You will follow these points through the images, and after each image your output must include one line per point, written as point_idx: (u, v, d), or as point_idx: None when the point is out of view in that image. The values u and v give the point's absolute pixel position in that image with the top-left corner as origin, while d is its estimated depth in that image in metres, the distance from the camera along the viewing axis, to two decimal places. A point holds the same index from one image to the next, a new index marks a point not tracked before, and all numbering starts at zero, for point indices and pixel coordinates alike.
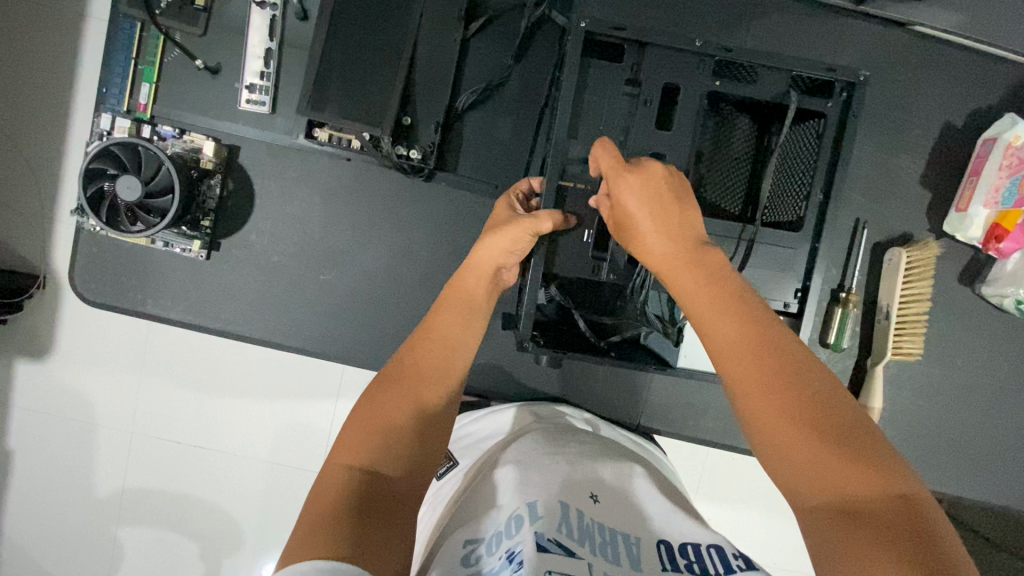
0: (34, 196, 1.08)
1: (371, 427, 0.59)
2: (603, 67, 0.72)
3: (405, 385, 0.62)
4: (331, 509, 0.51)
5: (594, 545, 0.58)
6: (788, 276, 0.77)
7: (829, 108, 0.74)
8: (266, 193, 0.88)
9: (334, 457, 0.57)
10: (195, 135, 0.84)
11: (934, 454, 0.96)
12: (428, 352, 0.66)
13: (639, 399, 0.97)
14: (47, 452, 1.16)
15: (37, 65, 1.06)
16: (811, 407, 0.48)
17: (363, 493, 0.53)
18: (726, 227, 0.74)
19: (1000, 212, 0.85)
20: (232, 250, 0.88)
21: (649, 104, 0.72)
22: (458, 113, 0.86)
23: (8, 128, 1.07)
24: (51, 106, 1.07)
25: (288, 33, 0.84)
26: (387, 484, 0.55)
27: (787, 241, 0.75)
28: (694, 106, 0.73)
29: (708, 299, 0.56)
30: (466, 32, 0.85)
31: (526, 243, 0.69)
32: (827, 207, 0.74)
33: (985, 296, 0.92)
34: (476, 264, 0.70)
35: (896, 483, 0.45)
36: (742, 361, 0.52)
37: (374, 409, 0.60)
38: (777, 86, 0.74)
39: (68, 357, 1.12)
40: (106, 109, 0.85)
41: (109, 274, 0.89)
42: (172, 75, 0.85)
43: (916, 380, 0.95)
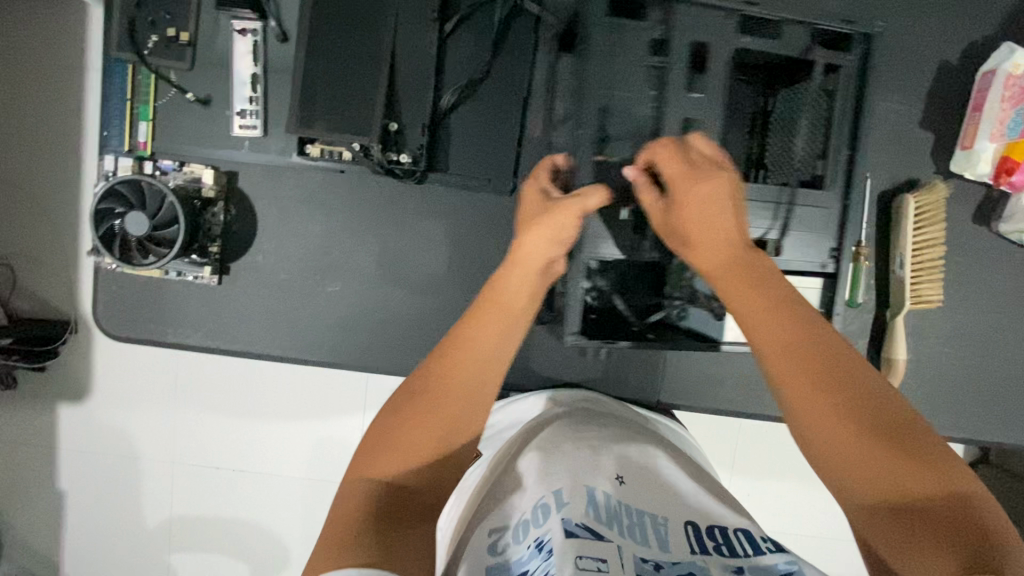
0: (57, 244, 1.13)
1: (397, 452, 0.57)
2: (631, 31, 0.77)
3: (429, 401, 0.59)
4: (358, 519, 0.52)
5: (623, 527, 0.58)
6: (825, 237, 0.81)
7: (847, 59, 0.79)
8: (268, 214, 0.90)
9: (354, 469, 0.57)
10: (194, 165, 0.87)
11: (969, 401, 0.93)
12: (452, 366, 0.61)
13: (656, 374, 0.96)
14: (92, 491, 1.21)
15: (44, 117, 1.11)
16: (869, 410, 0.48)
17: (379, 509, 0.54)
18: (763, 194, 0.77)
19: (1008, 144, 0.83)
20: (241, 272, 0.91)
21: (680, 68, 0.77)
22: (443, 113, 0.87)
23: (25, 180, 1.12)
24: (62, 154, 1.11)
25: (271, 56, 0.87)
26: (406, 499, 0.56)
27: (824, 201, 0.80)
28: (724, 60, 0.78)
29: (757, 300, 0.55)
30: (441, 32, 0.85)
31: (570, 231, 0.69)
32: (852, 162, 0.80)
33: (1004, 233, 0.89)
34: (519, 260, 0.68)
35: (948, 477, 0.46)
36: (796, 365, 0.51)
37: (401, 430, 0.57)
38: (801, 40, 0.79)
39: (101, 396, 1.17)
40: (109, 151, 0.88)
41: (129, 309, 0.92)
42: (166, 111, 0.88)
43: (939, 326, 0.92)
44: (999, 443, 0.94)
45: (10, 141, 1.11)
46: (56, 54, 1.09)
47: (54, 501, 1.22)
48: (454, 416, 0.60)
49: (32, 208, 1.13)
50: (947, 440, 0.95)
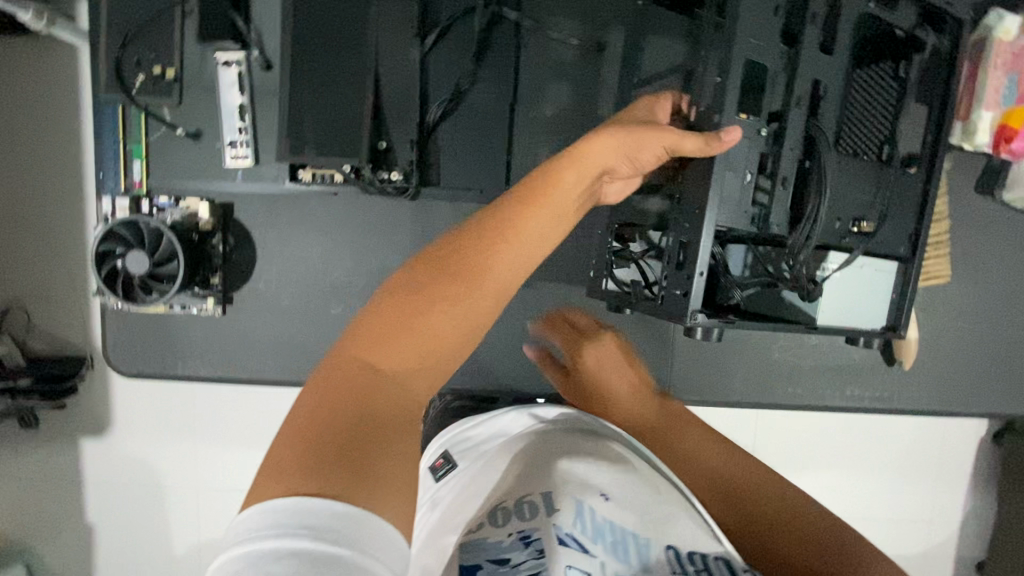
0: (68, 285, 1.16)
1: (413, 331, 0.38)
2: None
3: (459, 283, 0.41)
4: (336, 433, 0.34)
5: (607, 543, 0.50)
6: (917, 221, 0.75)
7: (945, 42, 0.72)
8: (265, 240, 0.91)
9: (342, 355, 0.37)
10: (190, 199, 0.88)
11: (985, 374, 0.92)
12: (510, 257, 0.45)
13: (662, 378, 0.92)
14: (119, 524, 1.23)
15: (46, 161, 1.13)
16: (737, 481, 0.53)
17: (365, 425, 0.35)
18: (877, 178, 0.72)
19: (1004, 112, 0.82)
20: (245, 300, 0.92)
21: (812, 20, 0.64)
22: (431, 127, 0.87)
23: (32, 224, 1.14)
24: (65, 197, 1.13)
25: (256, 84, 0.87)
26: (398, 426, 0.36)
27: (913, 187, 0.75)
28: (849, 32, 0.67)
29: (635, 412, 0.64)
30: (423, 46, 0.85)
31: (651, 157, 0.61)
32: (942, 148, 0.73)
33: (1009, 201, 0.88)
34: (583, 164, 0.54)
35: (818, 527, 0.48)
36: (683, 467, 0.57)
37: (418, 314, 0.39)
38: (912, 15, 0.70)
39: (121, 430, 1.19)
40: (106, 192, 0.89)
41: (137, 346, 0.93)
42: (159, 148, 0.89)
43: (949, 301, 0.90)
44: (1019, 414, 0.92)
45: (12, 187, 1.13)
46: (51, 98, 1.11)
47: (81, 537, 1.24)
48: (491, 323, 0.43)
49: (40, 251, 1.15)
50: (967, 416, 0.93)
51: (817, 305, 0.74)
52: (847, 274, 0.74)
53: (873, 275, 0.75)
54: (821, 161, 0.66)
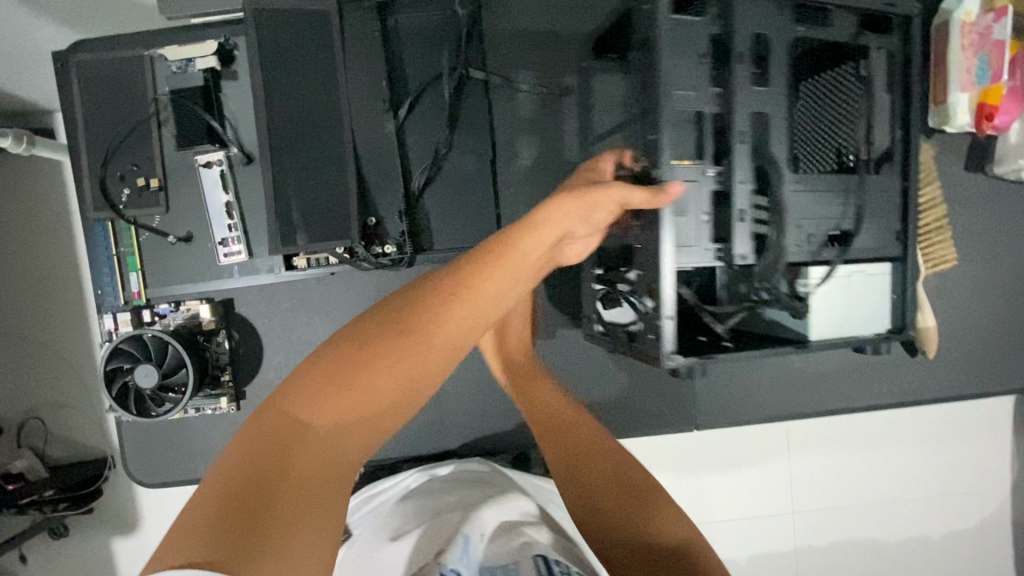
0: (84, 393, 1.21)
1: (360, 398, 0.55)
2: (682, 24, 0.66)
3: (390, 334, 0.59)
4: (234, 479, 0.46)
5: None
6: (891, 218, 0.75)
7: (890, 44, 0.74)
8: (270, 330, 0.91)
9: (287, 394, 0.54)
10: (189, 302, 0.89)
11: (1010, 348, 0.90)
12: (443, 308, 0.62)
13: (688, 403, 0.91)
14: None
15: (53, 278, 1.20)
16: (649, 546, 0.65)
17: (284, 449, 0.49)
18: (836, 183, 0.74)
19: (981, 91, 0.82)
20: (258, 393, 0.91)
21: (744, 58, 0.68)
22: (417, 194, 0.87)
23: (47, 340, 1.21)
24: (75, 309, 1.20)
25: (239, 180, 0.88)
26: (303, 455, 0.49)
27: (885, 184, 0.75)
28: (786, 55, 0.69)
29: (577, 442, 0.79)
30: (397, 118, 0.86)
31: (601, 209, 0.73)
32: (909, 142, 0.75)
33: (1001, 175, 0.87)
34: (538, 231, 0.70)
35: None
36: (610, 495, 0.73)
37: (366, 374, 0.56)
38: (849, 26, 0.73)
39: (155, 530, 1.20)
40: (107, 308, 0.89)
41: (157, 455, 0.92)
42: (152, 257, 0.89)
43: (960, 281, 0.89)
44: None
45: (19, 301, 1.20)
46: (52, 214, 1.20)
47: None
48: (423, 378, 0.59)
49: (56, 363, 1.21)
50: (1001, 394, 0.91)
51: (809, 321, 0.74)
52: (833, 285, 0.73)
53: (865, 280, 0.75)
54: (778, 183, 0.70)
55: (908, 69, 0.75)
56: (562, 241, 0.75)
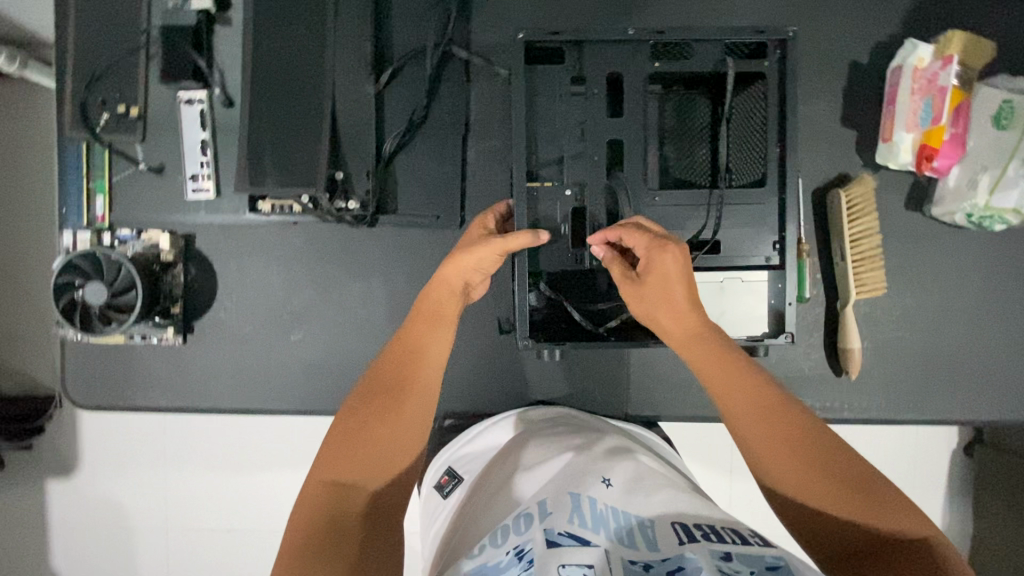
0: (40, 325, 1.29)
1: (372, 445, 0.63)
2: (547, 72, 0.78)
3: (383, 398, 0.66)
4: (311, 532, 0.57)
5: (610, 531, 0.59)
6: (764, 229, 0.78)
7: (767, 69, 0.77)
8: (226, 270, 0.93)
9: (324, 462, 0.62)
10: (151, 232, 0.90)
11: (929, 380, 0.95)
12: (403, 363, 0.69)
13: (619, 391, 0.95)
14: (91, 546, 1.32)
15: (25, 209, 1.27)
16: (821, 459, 0.56)
17: (337, 515, 0.58)
18: (692, 197, 0.78)
19: (924, 133, 0.88)
20: (206, 329, 0.93)
21: (596, 97, 0.78)
22: (388, 156, 0.90)
23: (9, 270, 1.28)
24: (40, 241, 1.27)
25: (217, 120, 0.91)
26: (360, 506, 0.60)
27: (754, 197, 0.78)
28: (639, 87, 0.78)
29: (724, 376, 0.61)
30: (378, 83, 0.89)
31: (492, 261, 0.73)
32: (785, 158, 0.76)
33: (936, 217, 0.93)
34: (444, 282, 0.73)
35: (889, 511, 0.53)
36: (752, 416, 0.59)
37: (362, 437, 0.63)
38: (714, 55, 0.78)
39: (99, 456, 1.29)
40: (68, 226, 0.90)
41: (96, 377, 0.93)
42: (122, 183, 0.91)
43: (887, 309, 0.94)
44: (965, 418, 0.95)
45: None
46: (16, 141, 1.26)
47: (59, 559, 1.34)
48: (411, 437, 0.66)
49: (15, 293, 1.29)
50: (915, 423, 0.95)
51: None
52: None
53: (742, 285, 0.78)
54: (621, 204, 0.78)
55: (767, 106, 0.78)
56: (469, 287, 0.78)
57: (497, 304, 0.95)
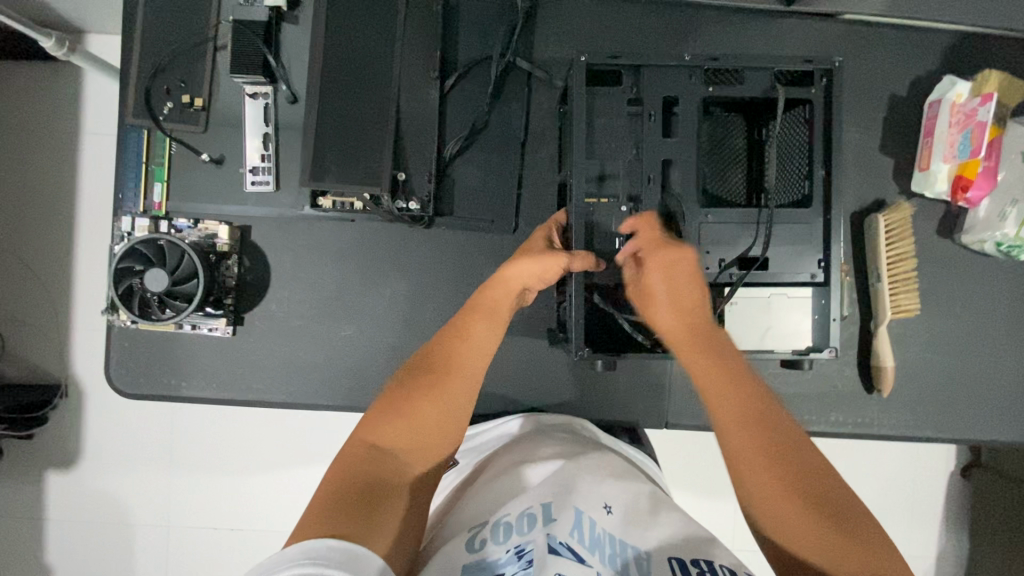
0: (61, 310, 1.27)
1: (412, 421, 0.66)
2: (605, 93, 0.77)
3: (432, 376, 0.69)
4: (344, 485, 0.59)
5: (605, 556, 0.60)
6: (810, 247, 0.77)
7: (813, 95, 0.78)
8: (280, 264, 0.93)
9: (364, 425, 0.66)
10: (208, 222, 0.90)
11: (956, 401, 0.99)
12: (450, 346, 0.72)
13: (660, 400, 0.97)
14: (100, 539, 1.29)
15: (59, 194, 1.27)
16: (808, 482, 0.55)
17: (370, 476, 0.61)
18: (742, 215, 0.77)
19: (959, 164, 0.92)
20: (255, 321, 0.93)
21: (654, 119, 0.76)
22: (447, 160, 0.92)
23: (36, 252, 1.27)
24: (71, 225, 1.27)
25: (280, 116, 0.92)
26: (385, 475, 0.62)
27: (803, 216, 0.77)
28: (694, 112, 0.77)
29: (715, 368, 0.62)
30: (442, 88, 0.91)
31: (554, 275, 0.76)
32: (830, 180, 0.77)
33: (967, 244, 0.97)
34: (504, 282, 0.75)
35: (868, 552, 0.51)
36: (742, 417, 0.58)
37: (406, 409, 0.66)
38: (763, 82, 0.78)
39: (121, 445, 1.28)
40: (125, 212, 0.91)
41: (140, 365, 0.93)
42: (179, 172, 0.91)
43: (916, 331, 0.99)
44: (990, 439, 0.99)
45: (8, 211, 1.27)
46: (56, 126, 1.27)
47: (65, 552, 1.30)
48: (451, 422, 0.68)
49: (39, 275, 1.27)
50: (941, 442, 0.99)
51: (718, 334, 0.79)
52: (738, 309, 0.78)
53: (787, 301, 0.78)
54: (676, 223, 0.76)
55: (813, 135, 0.78)
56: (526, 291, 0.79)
57: (544, 309, 0.96)
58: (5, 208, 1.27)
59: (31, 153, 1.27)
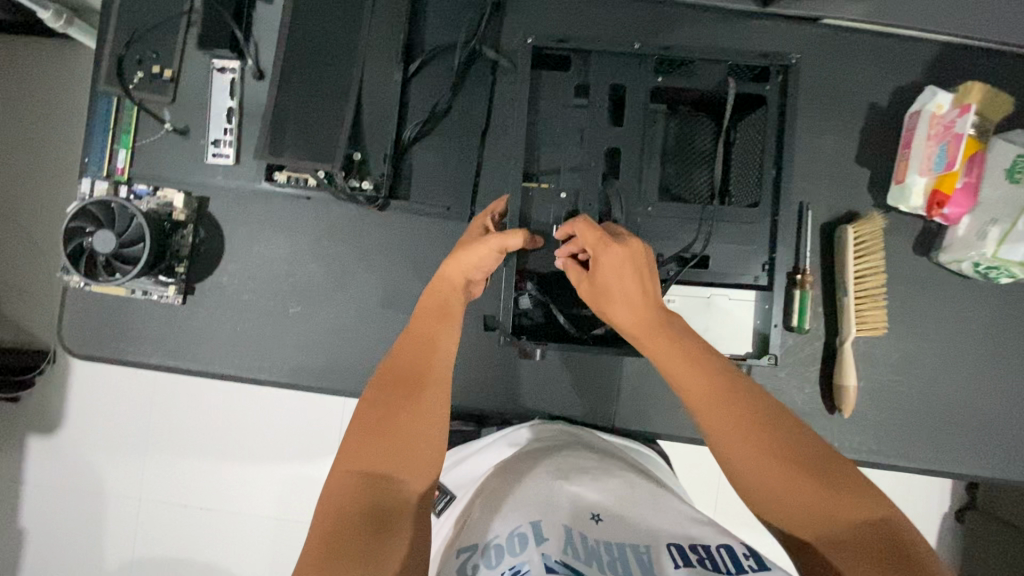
0: (42, 274, 1.31)
1: (389, 433, 0.60)
2: (552, 77, 0.79)
3: (398, 387, 0.63)
4: (339, 530, 0.53)
5: (603, 564, 0.53)
6: (754, 250, 0.77)
7: (768, 92, 0.77)
8: (234, 237, 0.94)
9: (344, 463, 0.59)
10: (167, 190, 0.92)
11: (924, 429, 0.93)
12: (409, 354, 0.67)
13: (609, 403, 0.94)
14: (59, 503, 1.30)
15: (46, 159, 1.30)
16: (785, 450, 0.52)
17: (360, 513, 0.55)
18: (686, 211, 0.76)
19: (936, 177, 0.87)
20: (206, 293, 0.94)
21: (600, 107, 0.77)
22: (405, 145, 0.93)
23: (21, 216, 1.30)
24: (55, 192, 1.30)
25: (247, 92, 0.93)
26: (379, 508, 0.56)
27: (748, 217, 0.76)
28: (641, 101, 0.77)
29: (673, 357, 0.59)
30: (405, 72, 0.92)
31: (492, 261, 0.72)
32: (780, 180, 0.76)
33: (944, 263, 0.92)
34: (445, 279, 0.72)
35: (862, 505, 0.49)
36: (707, 406, 0.55)
37: (379, 423, 0.60)
38: (716, 77, 0.78)
39: (86, 411, 1.29)
40: (88, 175, 0.93)
41: (92, 327, 0.94)
42: (145, 140, 0.93)
43: (883, 351, 0.94)
44: (959, 472, 0.93)
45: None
46: (49, 95, 1.30)
47: (25, 513, 1.31)
48: (431, 426, 0.62)
49: (23, 239, 1.31)
50: (905, 471, 0.94)
51: None
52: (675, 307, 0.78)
53: (728, 304, 0.79)
54: (615, 213, 0.75)
55: (768, 133, 0.77)
56: (471, 285, 0.76)
57: (494, 301, 0.95)
58: None
59: (23, 118, 1.30)
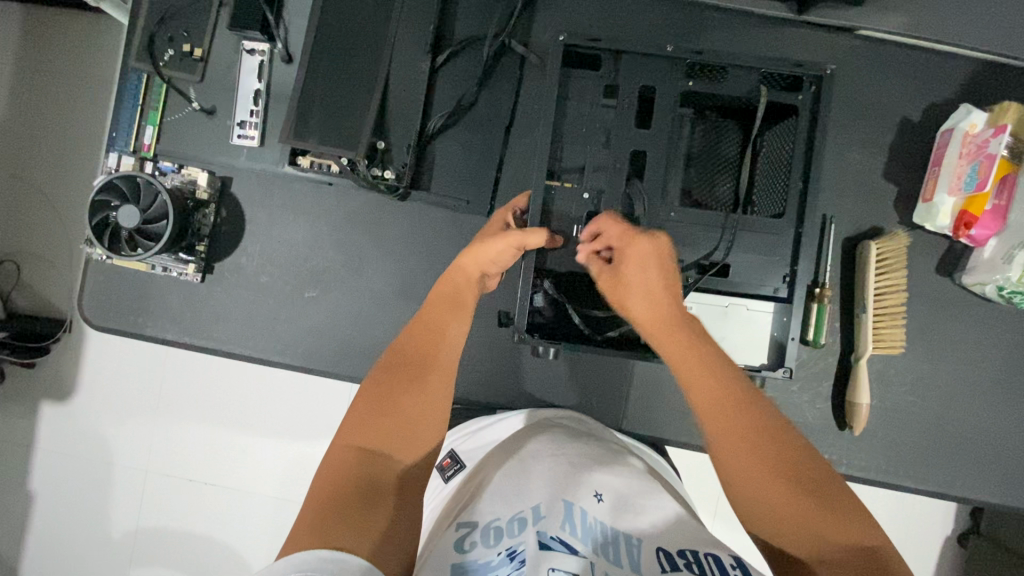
0: (64, 245, 1.32)
1: (394, 410, 0.60)
2: (582, 76, 0.78)
3: (408, 366, 0.64)
4: (335, 492, 0.54)
5: (595, 545, 0.55)
6: (775, 261, 0.77)
7: (801, 102, 0.76)
8: (255, 219, 0.95)
9: (347, 433, 0.59)
10: (191, 169, 0.92)
11: (935, 451, 0.92)
12: (420, 335, 0.67)
13: (617, 405, 0.94)
14: (69, 470, 1.33)
15: (72, 132, 1.31)
16: (783, 459, 0.51)
17: (356, 480, 0.55)
18: (707, 218, 0.76)
19: (965, 198, 0.86)
20: (224, 272, 0.95)
21: (628, 108, 0.76)
22: (429, 136, 0.92)
23: (46, 187, 1.32)
24: (80, 164, 1.31)
25: (274, 74, 0.93)
26: (374, 476, 0.56)
27: (770, 228, 0.76)
28: (670, 104, 0.76)
29: (685, 355, 0.59)
30: (433, 63, 0.91)
31: (510, 256, 0.74)
32: (807, 192, 0.75)
33: (968, 285, 0.91)
34: (462, 268, 0.73)
35: (854, 527, 0.48)
36: (714, 407, 0.55)
37: (385, 398, 0.61)
38: (747, 84, 0.78)
39: (99, 382, 1.32)
40: (115, 150, 0.94)
41: (111, 299, 0.95)
42: (172, 118, 0.94)
43: (898, 370, 0.93)
44: (969, 497, 0.92)
45: (24, 144, 1.32)
46: (77, 66, 1.31)
47: (35, 477, 1.34)
48: (436, 408, 0.62)
49: (46, 210, 1.33)
50: (914, 492, 0.93)
51: None
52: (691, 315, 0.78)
53: (746, 314, 0.79)
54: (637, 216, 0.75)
55: (795, 143, 0.76)
56: (487, 278, 0.77)
57: (508, 297, 0.95)
58: (22, 141, 1.32)
59: (52, 90, 1.32)
